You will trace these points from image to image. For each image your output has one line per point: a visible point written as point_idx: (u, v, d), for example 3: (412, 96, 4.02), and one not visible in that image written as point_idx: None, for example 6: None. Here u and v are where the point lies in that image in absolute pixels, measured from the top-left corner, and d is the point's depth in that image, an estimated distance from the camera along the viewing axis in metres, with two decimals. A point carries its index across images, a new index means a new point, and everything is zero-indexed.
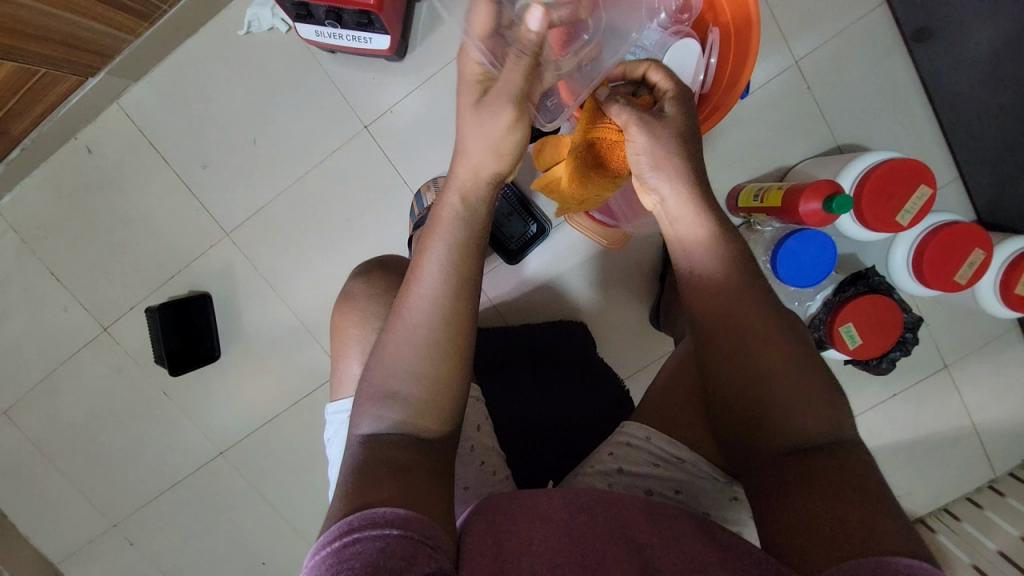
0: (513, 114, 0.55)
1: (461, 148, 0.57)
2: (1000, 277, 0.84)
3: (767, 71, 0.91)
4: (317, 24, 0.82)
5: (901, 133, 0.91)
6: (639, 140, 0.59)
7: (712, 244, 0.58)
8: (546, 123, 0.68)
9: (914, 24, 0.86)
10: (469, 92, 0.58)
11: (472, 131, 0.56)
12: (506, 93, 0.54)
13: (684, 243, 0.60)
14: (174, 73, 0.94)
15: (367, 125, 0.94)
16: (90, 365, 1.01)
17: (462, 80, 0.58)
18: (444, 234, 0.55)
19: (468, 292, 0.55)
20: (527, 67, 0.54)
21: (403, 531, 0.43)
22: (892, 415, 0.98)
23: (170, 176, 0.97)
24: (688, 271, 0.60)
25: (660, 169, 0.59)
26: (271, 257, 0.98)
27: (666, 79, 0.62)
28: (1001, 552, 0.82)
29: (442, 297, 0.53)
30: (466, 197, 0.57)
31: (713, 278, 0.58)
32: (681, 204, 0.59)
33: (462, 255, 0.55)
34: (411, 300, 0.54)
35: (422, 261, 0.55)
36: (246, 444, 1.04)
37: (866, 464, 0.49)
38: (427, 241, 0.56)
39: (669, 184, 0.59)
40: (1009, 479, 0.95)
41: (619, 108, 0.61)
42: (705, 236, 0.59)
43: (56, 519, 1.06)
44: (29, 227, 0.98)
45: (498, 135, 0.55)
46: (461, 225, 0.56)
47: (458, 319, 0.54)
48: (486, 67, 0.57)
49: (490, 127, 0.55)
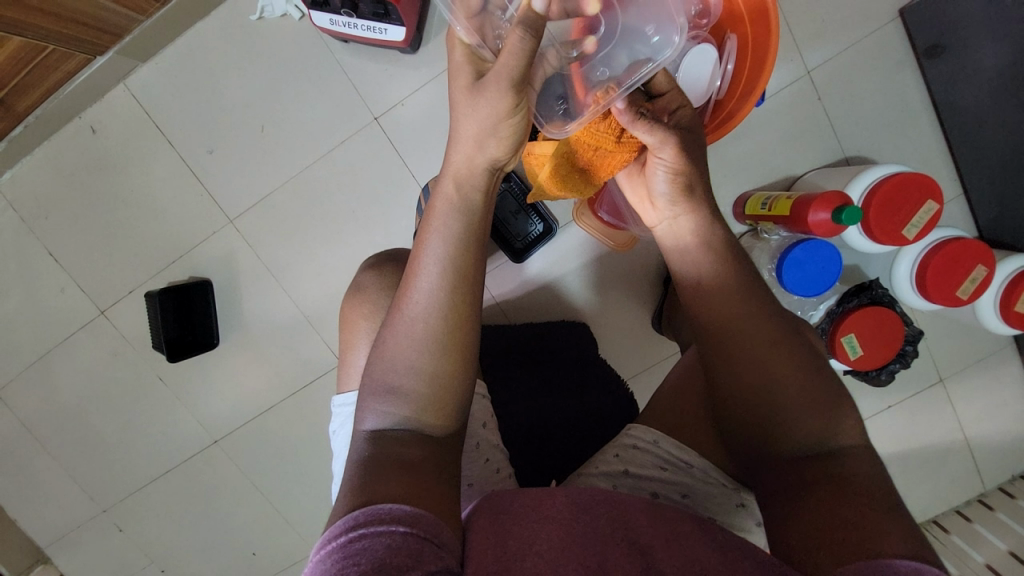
0: (511, 102, 0.52)
1: (457, 137, 0.56)
2: (1001, 295, 0.85)
3: (779, 80, 0.91)
4: (332, 13, 0.82)
5: (909, 147, 0.92)
6: (672, 163, 0.60)
7: (718, 258, 0.59)
8: (546, 121, 0.62)
9: (926, 39, 0.87)
10: (462, 77, 0.55)
11: (467, 118, 0.54)
12: (505, 79, 0.51)
13: (690, 258, 0.61)
14: (183, 55, 0.93)
15: (377, 117, 0.94)
16: (85, 348, 1.00)
17: (453, 64, 0.55)
18: (442, 226, 0.55)
19: (470, 284, 0.54)
20: (528, 51, 0.49)
21: (410, 528, 0.42)
22: (888, 426, 0.99)
23: (174, 160, 0.95)
24: (696, 285, 0.60)
25: (683, 189, 0.61)
26: (273, 247, 0.97)
27: (675, 93, 0.62)
28: (990, 565, 0.84)
29: (443, 291, 0.53)
30: (464, 187, 0.57)
31: (719, 281, 0.58)
32: (692, 221, 0.61)
33: (463, 247, 0.54)
34: (411, 296, 0.53)
35: (421, 256, 0.55)
36: (241, 434, 1.03)
37: (872, 470, 0.50)
38: (426, 234, 0.55)
39: (686, 206, 0.61)
40: (999, 494, 0.96)
41: (654, 126, 0.58)
42: (709, 249, 0.60)
43: (45, 503, 1.05)
44: (28, 205, 0.96)
45: (497, 119, 0.53)
46: (460, 217, 0.55)
47: (458, 311, 0.53)
48: (476, 48, 0.55)
49: (486, 112, 0.53)
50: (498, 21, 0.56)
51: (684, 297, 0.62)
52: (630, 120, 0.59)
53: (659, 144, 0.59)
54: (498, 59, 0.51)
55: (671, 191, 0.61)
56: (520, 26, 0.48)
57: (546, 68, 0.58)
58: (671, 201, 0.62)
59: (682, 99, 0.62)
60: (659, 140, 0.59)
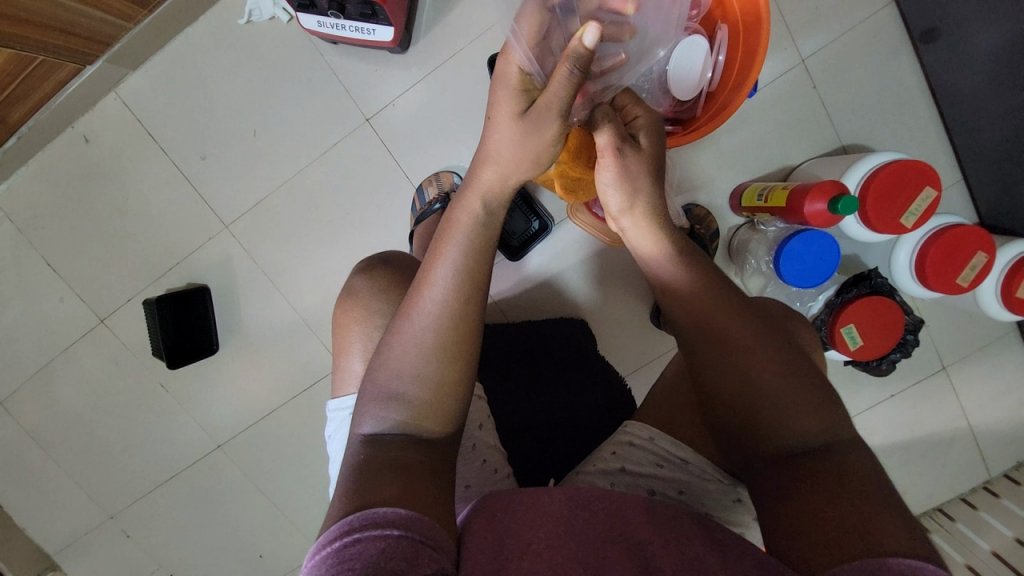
0: (556, 133, 0.54)
1: (489, 152, 0.57)
2: (1003, 280, 0.85)
3: (773, 70, 0.90)
4: (320, 14, 0.81)
5: (906, 133, 0.91)
6: (616, 170, 0.58)
7: (682, 263, 0.60)
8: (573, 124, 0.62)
9: (921, 25, 0.86)
10: (508, 95, 0.53)
11: (506, 138, 0.55)
12: (557, 111, 0.51)
13: (650, 264, 0.63)
14: (174, 61, 0.93)
15: (368, 118, 0.93)
16: (87, 357, 1.00)
17: (502, 81, 0.53)
18: (463, 238, 0.55)
19: (482, 297, 0.55)
20: (575, 82, 0.48)
21: (403, 531, 0.42)
22: (890, 415, 0.98)
23: (169, 167, 0.95)
24: (663, 289, 0.61)
25: (631, 198, 0.60)
26: (270, 251, 0.97)
27: (636, 106, 0.62)
28: (995, 552, 0.83)
29: (453, 303, 0.53)
30: (491, 203, 0.57)
31: (687, 286, 0.59)
32: (641, 224, 0.62)
33: (480, 259, 0.55)
34: (419, 305, 0.53)
35: (436, 264, 0.55)
36: (244, 438, 1.03)
37: (868, 462, 0.49)
38: (444, 243, 0.56)
39: (639, 214, 0.61)
40: (1004, 480, 0.96)
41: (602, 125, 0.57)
42: (669, 255, 0.61)
43: (53, 510, 1.06)
44: (25, 216, 0.97)
45: (541, 146, 0.55)
46: (481, 232, 0.56)
47: (466, 323, 0.53)
48: (529, 73, 0.52)
49: (533, 140, 0.54)
50: (563, 33, 0.54)
51: (665, 301, 0.61)
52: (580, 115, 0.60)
53: (605, 147, 0.57)
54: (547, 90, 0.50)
55: (620, 195, 0.60)
56: (569, 60, 0.46)
57: None
58: (620, 209, 0.62)
59: (642, 112, 0.61)
60: (603, 143, 0.57)
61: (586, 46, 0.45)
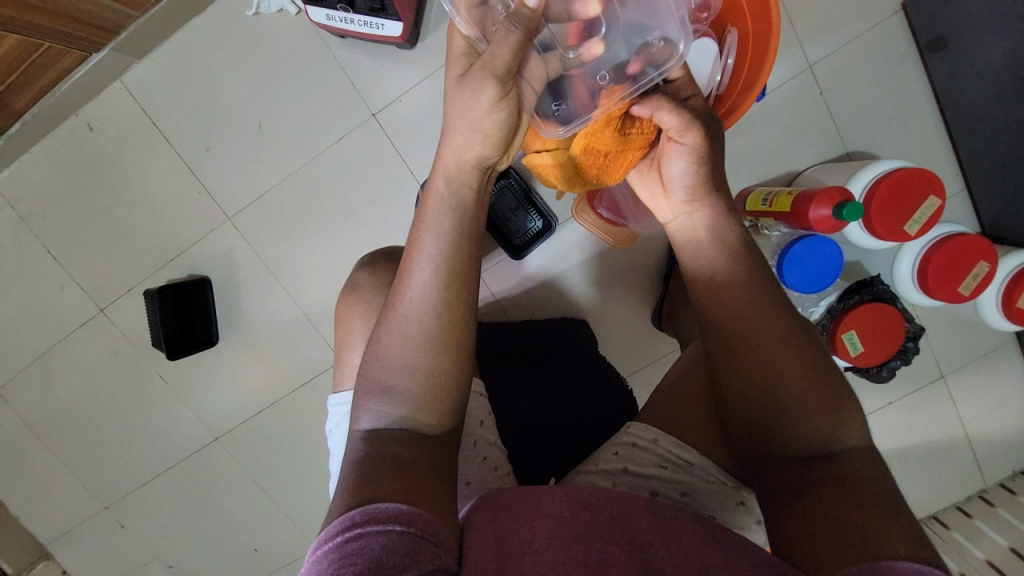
0: (497, 94, 0.51)
1: (448, 131, 0.55)
2: (1004, 290, 0.85)
3: (780, 74, 0.90)
4: (328, 8, 0.82)
5: (911, 142, 0.91)
6: (694, 151, 0.57)
7: (729, 255, 0.58)
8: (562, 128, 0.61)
9: (929, 33, 0.86)
10: (457, 67, 0.55)
11: (457, 111, 0.53)
12: (489, 68, 0.50)
13: (700, 255, 0.60)
14: (181, 51, 0.93)
15: (374, 113, 0.93)
16: (85, 345, 1.00)
17: (451, 55, 0.55)
18: (436, 225, 0.54)
19: (464, 284, 0.53)
20: (516, 41, 0.49)
21: (407, 527, 0.42)
22: (888, 423, 0.98)
23: (172, 157, 0.95)
24: (707, 281, 0.59)
25: (700, 185, 0.58)
26: (273, 244, 0.97)
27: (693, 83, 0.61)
28: (990, 561, 0.83)
29: (438, 291, 0.52)
30: (455, 183, 0.55)
31: (723, 282, 0.57)
32: (705, 212, 0.59)
33: (457, 246, 0.53)
34: (406, 296, 0.52)
35: (415, 252, 0.54)
36: (241, 430, 1.03)
37: (873, 471, 0.49)
38: (419, 231, 0.54)
39: (702, 200, 0.59)
40: (999, 490, 0.96)
41: (679, 110, 0.56)
42: (717, 246, 0.59)
43: (47, 500, 1.05)
44: (26, 202, 0.96)
45: (481, 113, 0.52)
46: (454, 215, 0.54)
47: (453, 311, 0.52)
48: (474, 41, 0.54)
49: (472, 106, 0.52)
50: None
51: (694, 295, 0.60)
52: (653, 106, 0.58)
53: (681, 130, 0.57)
54: (486, 49, 0.50)
55: (690, 183, 0.59)
56: (511, 19, 0.50)
57: (547, 71, 0.56)
58: (688, 196, 0.59)
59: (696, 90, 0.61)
60: (678, 125, 0.57)
61: (530, 8, 0.50)
